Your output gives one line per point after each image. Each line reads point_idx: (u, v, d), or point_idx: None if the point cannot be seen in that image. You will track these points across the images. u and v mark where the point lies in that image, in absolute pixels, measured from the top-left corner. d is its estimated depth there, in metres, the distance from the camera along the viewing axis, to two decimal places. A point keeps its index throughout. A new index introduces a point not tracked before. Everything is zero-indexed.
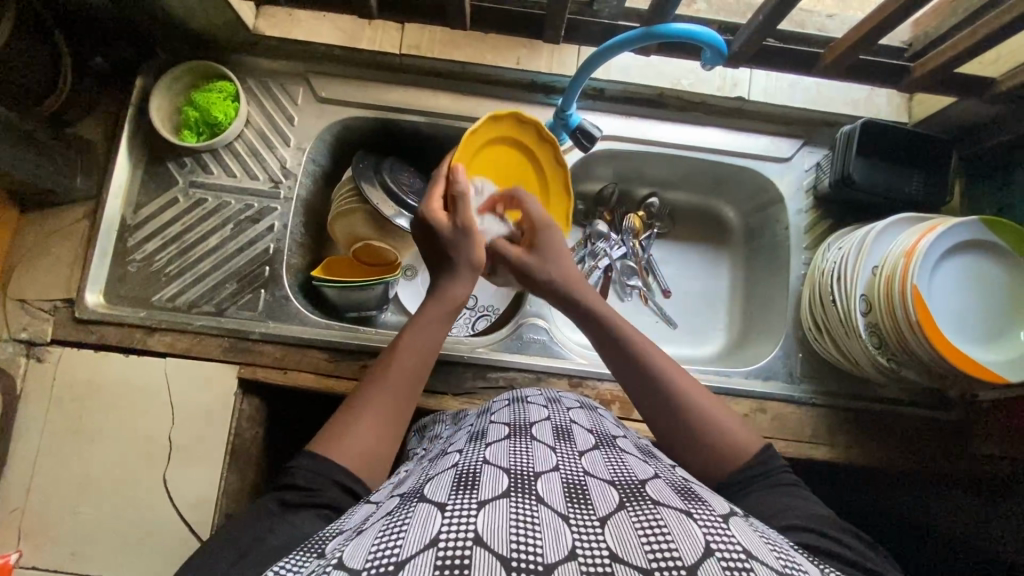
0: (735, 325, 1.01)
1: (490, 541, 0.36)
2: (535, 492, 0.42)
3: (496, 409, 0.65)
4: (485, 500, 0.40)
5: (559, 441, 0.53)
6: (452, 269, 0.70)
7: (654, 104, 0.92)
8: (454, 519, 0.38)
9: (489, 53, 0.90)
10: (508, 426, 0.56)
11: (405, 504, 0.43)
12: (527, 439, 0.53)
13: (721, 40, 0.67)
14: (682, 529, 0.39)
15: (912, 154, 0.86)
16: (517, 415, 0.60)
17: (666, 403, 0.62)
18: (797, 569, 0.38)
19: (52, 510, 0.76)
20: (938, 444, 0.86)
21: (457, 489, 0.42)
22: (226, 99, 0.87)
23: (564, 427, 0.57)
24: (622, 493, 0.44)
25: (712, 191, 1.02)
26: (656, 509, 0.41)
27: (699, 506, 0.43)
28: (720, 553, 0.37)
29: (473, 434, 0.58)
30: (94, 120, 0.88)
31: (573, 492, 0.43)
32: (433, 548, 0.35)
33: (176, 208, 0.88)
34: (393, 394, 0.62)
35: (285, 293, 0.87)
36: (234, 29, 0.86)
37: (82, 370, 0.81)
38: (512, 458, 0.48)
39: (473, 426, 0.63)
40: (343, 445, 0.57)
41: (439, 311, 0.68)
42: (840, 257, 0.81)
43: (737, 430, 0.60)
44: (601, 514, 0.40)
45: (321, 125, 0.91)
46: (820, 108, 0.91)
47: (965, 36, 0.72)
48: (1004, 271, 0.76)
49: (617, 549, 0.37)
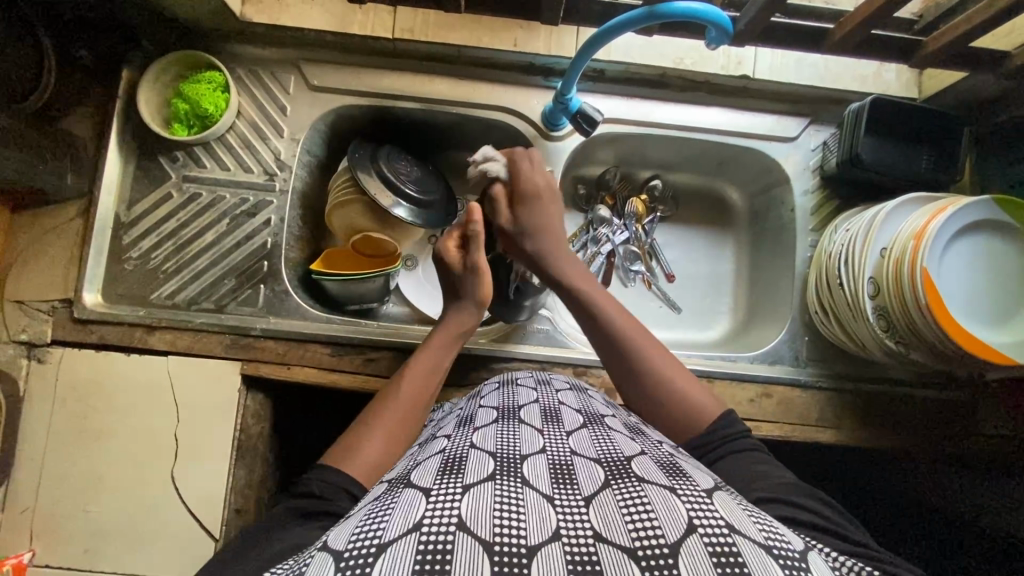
0: (740, 308, 1.00)
1: (473, 525, 0.35)
2: (521, 474, 0.42)
3: (485, 392, 0.64)
4: (469, 484, 0.40)
5: (546, 423, 0.53)
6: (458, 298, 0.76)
7: (656, 84, 0.89)
8: (438, 504, 0.37)
9: (484, 34, 0.86)
10: (497, 410, 0.56)
11: (390, 492, 0.42)
12: (514, 422, 0.52)
13: (726, 17, 0.64)
14: (663, 504, 0.38)
15: (923, 130, 0.83)
16: (506, 398, 0.60)
17: (630, 366, 0.67)
18: (780, 542, 0.37)
19: (61, 510, 0.77)
20: (946, 422, 0.86)
21: (442, 475, 0.42)
22: (216, 90, 0.84)
23: (551, 409, 0.56)
24: (608, 471, 0.43)
25: (715, 172, 1.00)
26: (640, 486, 0.41)
27: (683, 481, 0.42)
28: (703, 529, 0.36)
29: (462, 418, 0.57)
30: (83, 114, 0.86)
31: (558, 473, 0.43)
32: (416, 532, 0.35)
33: (170, 204, 0.87)
34: (406, 409, 0.65)
35: (285, 287, 0.86)
36: (221, 17, 0.83)
37: (84, 371, 0.80)
38: (498, 442, 0.47)
39: (463, 409, 0.62)
40: (357, 454, 0.58)
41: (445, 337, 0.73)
42: (846, 240, 0.80)
43: (697, 395, 0.64)
44: (586, 493, 0.40)
45: (315, 115, 0.89)
46: (826, 86, 0.88)
47: (979, 9, 0.70)
48: (1010, 246, 0.74)
49: (601, 529, 0.36)
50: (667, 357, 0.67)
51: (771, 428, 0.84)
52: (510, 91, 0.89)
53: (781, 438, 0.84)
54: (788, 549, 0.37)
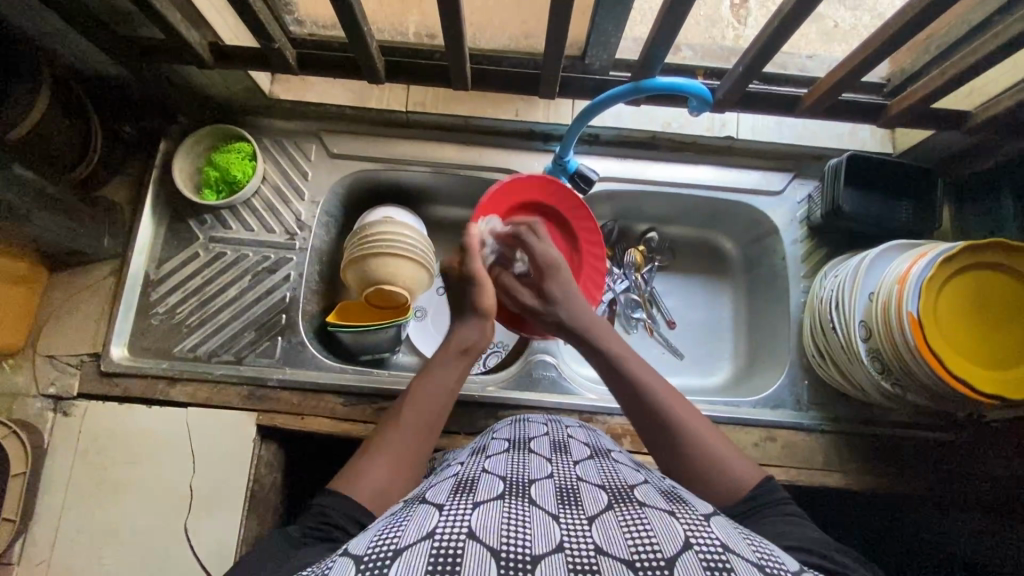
0: (741, 354, 1.03)
1: (482, 535, 0.38)
2: (529, 494, 0.44)
3: (498, 427, 0.66)
4: (481, 501, 0.42)
5: (555, 453, 0.55)
6: (462, 313, 0.73)
7: (648, 146, 0.97)
8: (450, 517, 0.40)
9: (489, 106, 0.95)
10: (508, 441, 0.58)
11: (406, 507, 0.45)
12: (524, 452, 0.54)
13: (705, 90, 0.73)
14: (663, 525, 0.40)
15: (901, 183, 0.89)
16: (518, 431, 0.62)
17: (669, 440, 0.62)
18: (773, 563, 0.39)
19: (76, 562, 0.78)
20: (951, 463, 0.86)
21: (455, 494, 0.44)
22: (244, 159, 0.92)
23: (561, 441, 0.58)
24: (611, 497, 0.45)
25: (709, 225, 1.05)
26: (641, 509, 0.42)
27: (682, 507, 0.44)
28: (699, 547, 0.38)
29: (475, 449, 0.60)
30: (121, 182, 0.94)
31: (564, 496, 0.45)
32: (429, 539, 0.37)
33: (197, 262, 0.93)
34: (413, 435, 0.63)
35: (301, 339, 0.90)
36: (252, 95, 0.93)
37: (106, 422, 0.83)
38: (508, 468, 0.50)
39: (478, 442, 0.64)
40: (362, 480, 0.57)
41: (450, 352, 0.70)
42: (836, 286, 0.84)
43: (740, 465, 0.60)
44: (589, 514, 0.42)
45: (334, 178, 0.96)
46: (805, 143, 0.95)
47: (935, 77, 0.77)
48: (1007, 279, 0.75)
49: (602, 543, 0.38)
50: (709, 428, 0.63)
51: (777, 473, 0.85)
52: (514, 156, 0.97)
53: (788, 482, 0.84)
54: (782, 570, 0.38)
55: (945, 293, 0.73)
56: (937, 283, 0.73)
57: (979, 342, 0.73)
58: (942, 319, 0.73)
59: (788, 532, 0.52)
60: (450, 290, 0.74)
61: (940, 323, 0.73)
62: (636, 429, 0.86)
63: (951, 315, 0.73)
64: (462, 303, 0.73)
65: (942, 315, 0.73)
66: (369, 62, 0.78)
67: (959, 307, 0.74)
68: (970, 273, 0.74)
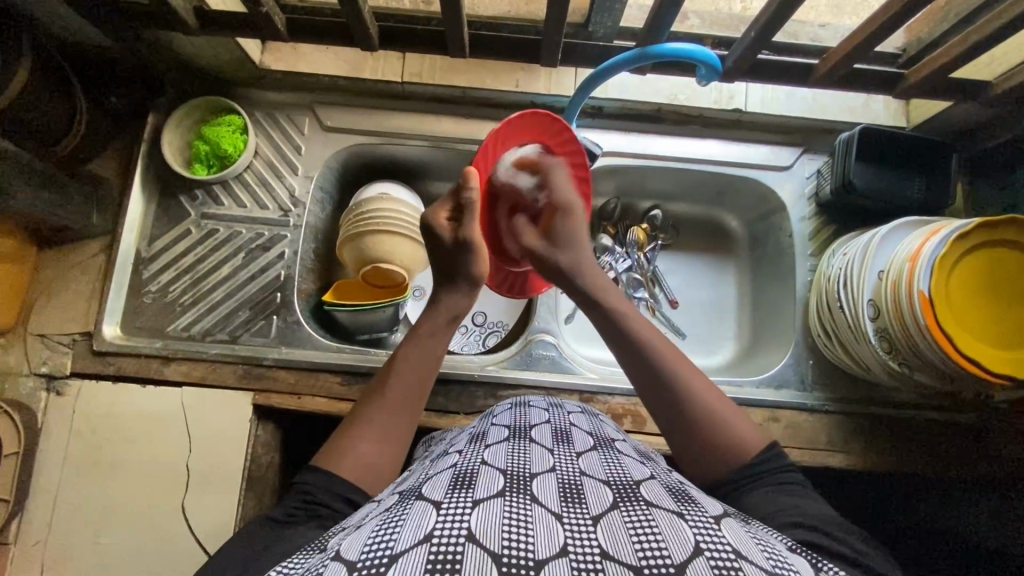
0: (744, 334, 1.01)
1: (482, 538, 0.36)
2: (530, 491, 0.42)
3: (498, 412, 0.64)
4: (480, 500, 0.40)
5: (557, 443, 0.53)
6: (455, 282, 0.69)
7: (653, 118, 0.93)
8: (449, 516, 0.38)
9: (488, 76, 0.92)
10: (509, 428, 0.57)
11: (403, 502, 0.43)
12: (525, 441, 0.53)
13: (714, 57, 0.69)
14: (670, 527, 0.39)
15: (913, 159, 0.86)
16: (518, 418, 0.60)
17: (674, 403, 0.58)
18: (786, 569, 0.37)
19: (74, 541, 0.78)
20: (957, 443, 0.85)
21: (453, 489, 0.43)
22: (235, 132, 0.89)
23: (563, 430, 0.57)
24: (616, 494, 0.44)
25: (713, 202, 1.02)
26: (648, 510, 0.41)
27: (692, 507, 0.42)
28: (709, 552, 0.37)
29: (474, 436, 0.58)
30: (109, 157, 0.91)
31: (567, 493, 0.43)
32: (426, 544, 0.36)
33: (189, 239, 0.91)
34: (395, 406, 0.61)
35: (297, 317, 0.89)
36: (242, 66, 0.89)
37: (101, 402, 0.82)
38: (509, 459, 0.48)
39: (476, 427, 0.62)
40: (346, 456, 0.56)
41: (440, 323, 0.66)
42: (845, 264, 0.82)
43: (740, 429, 0.58)
44: (594, 514, 0.40)
45: (328, 152, 0.93)
46: (816, 117, 0.92)
47: (955, 44, 0.73)
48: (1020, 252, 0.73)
49: (608, 547, 0.37)
50: (714, 391, 0.60)
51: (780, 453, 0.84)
52: None
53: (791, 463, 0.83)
54: None
55: (956, 267, 0.71)
56: (949, 254, 0.70)
57: (987, 316, 0.71)
58: (951, 293, 0.71)
59: (794, 506, 0.51)
60: (440, 252, 0.69)
61: (948, 298, 0.71)
62: (638, 409, 0.85)
63: (960, 288, 0.71)
64: (454, 267, 0.69)
65: (951, 288, 0.71)
66: (362, 29, 0.74)
67: (968, 279, 0.71)
68: (983, 243, 0.71)
